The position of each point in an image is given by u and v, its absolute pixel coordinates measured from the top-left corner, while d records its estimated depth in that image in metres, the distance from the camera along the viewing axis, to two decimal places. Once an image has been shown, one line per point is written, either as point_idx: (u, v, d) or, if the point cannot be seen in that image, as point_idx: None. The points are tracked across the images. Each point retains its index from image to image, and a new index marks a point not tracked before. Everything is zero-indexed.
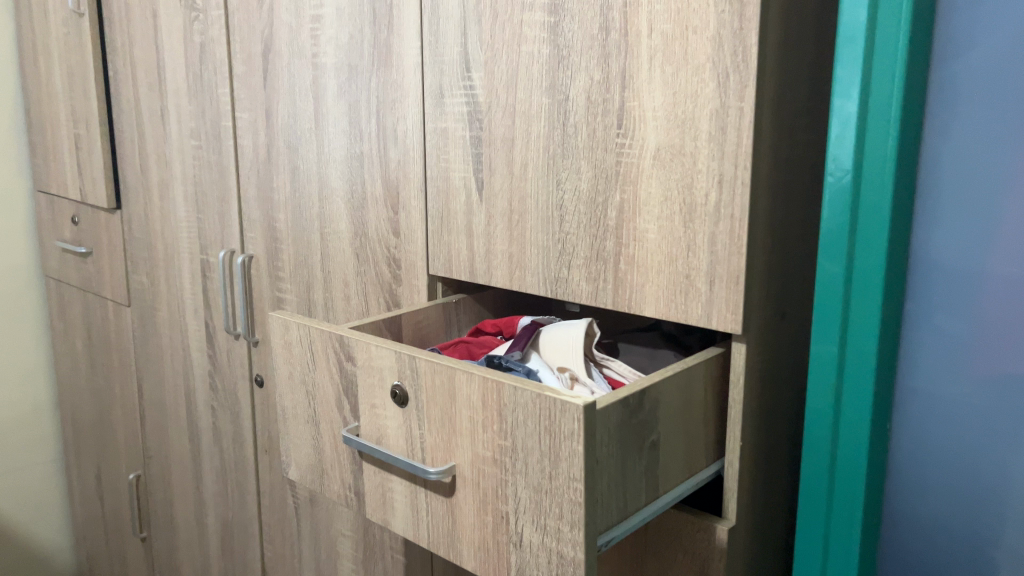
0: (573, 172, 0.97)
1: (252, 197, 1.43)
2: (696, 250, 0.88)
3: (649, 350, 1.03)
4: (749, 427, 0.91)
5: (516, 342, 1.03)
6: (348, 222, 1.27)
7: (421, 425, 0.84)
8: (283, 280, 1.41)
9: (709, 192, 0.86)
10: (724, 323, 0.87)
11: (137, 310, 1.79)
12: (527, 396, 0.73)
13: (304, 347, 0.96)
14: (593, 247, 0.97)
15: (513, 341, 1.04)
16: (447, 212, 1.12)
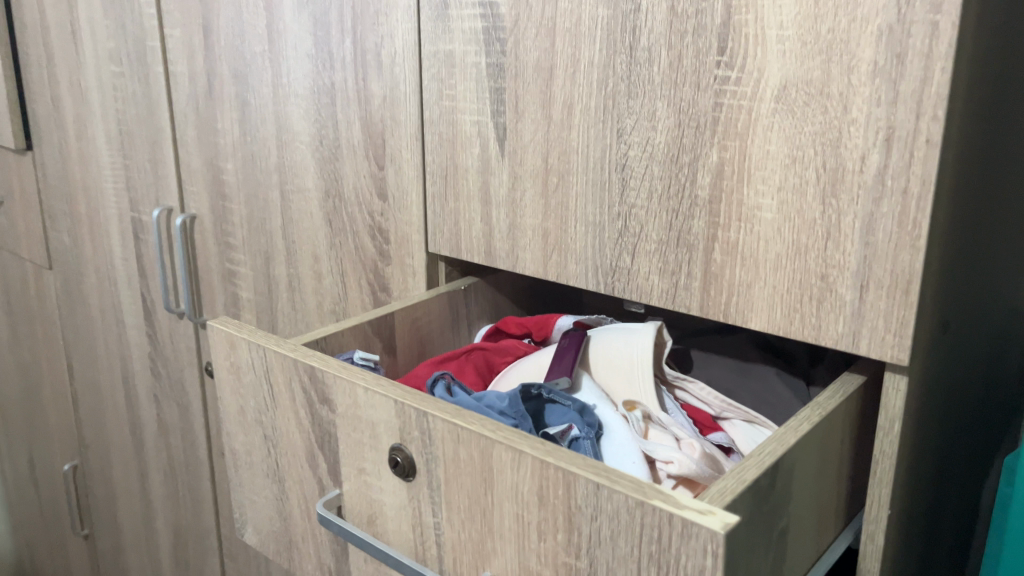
0: (643, 119, 0.67)
1: (190, 141, 1.11)
2: (840, 239, 0.59)
3: (738, 365, 0.76)
4: (899, 487, 0.64)
5: (557, 357, 0.74)
6: (316, 178, 0.96)
7: (438, 512, 0.56)
8: (234, 249, 1.10)
9: (865, 155, 0.57)
10: (879, 349, 0.59)
11: (60, 276, 1.47)
12: (620, 503, 0.45)
13: (259, 375, 0.66)
14: (673, 228, 0.68)
15: (553, 353, 0.76)
16: (453, 169, 0.82)
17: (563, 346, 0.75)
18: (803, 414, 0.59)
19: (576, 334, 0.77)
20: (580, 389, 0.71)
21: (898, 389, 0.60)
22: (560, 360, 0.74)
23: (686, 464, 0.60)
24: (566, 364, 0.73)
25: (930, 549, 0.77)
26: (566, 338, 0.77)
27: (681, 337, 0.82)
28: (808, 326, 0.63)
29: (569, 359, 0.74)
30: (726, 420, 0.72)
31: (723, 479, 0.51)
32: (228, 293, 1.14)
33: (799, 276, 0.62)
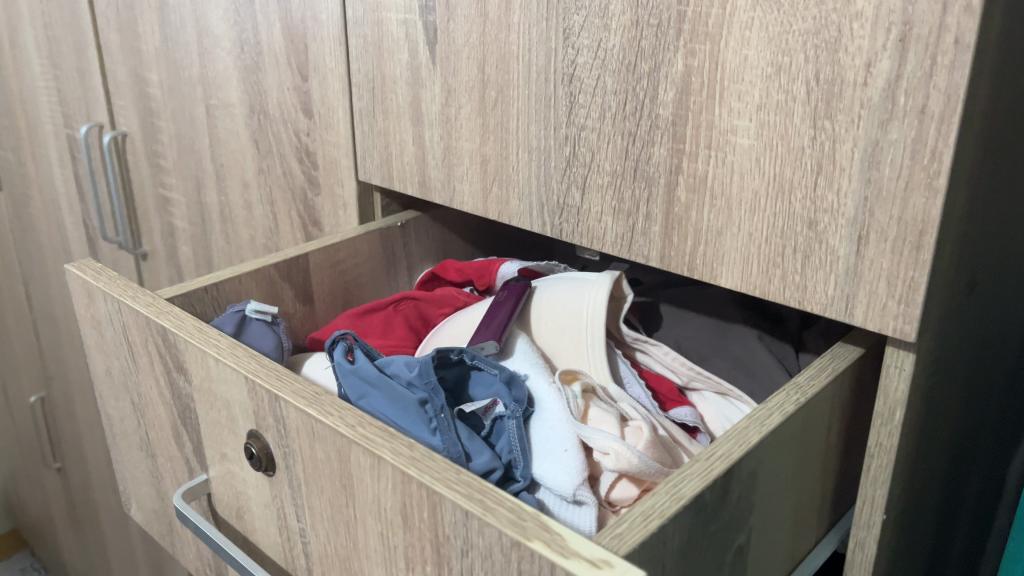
0: (594, 15, 0.52)
1: (114, 48, 0.97)
2: (835, 175, 0.45)
3: (715, 325, 0.63)
4: (899, 485, 0.52)
5: (492, 312, 0.62)
6: (240, 92, 0.82)
7: (301, 517, 0.44)
8: (166, 172, 0.98)
9: (872, 62, 0.42)
10: (880, 320, 0.46)
11: (9, 198, 1.35)
12: (494, 541, 0.33)
13: (117, 333, 0.55)
14: (629, 156, 0.54)
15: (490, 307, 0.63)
16: (381, 81, 0.68)
17: (498, 301, 0.63)
18: (776, 399, 0.46)
19: (517, 288, 0.64)
20: (514, 355, 0.59)
21: (901, 369, 0.47)
22: (491, 318, 0.61)
23: (625, 457, 0.48)
24: (497, 324, 0.60)
25: (938, 546, 0.65)
26: (503, 292, 0.64)
27: (652, 287, 0.69)
28: (791, 285, 0.49)
29: (501, 317, 0.61)
30: (695, 391, 0.60)
31: (653, 495, 0.39)
32: (165, 221, 1.02)
33: (781, 220, 0.48)
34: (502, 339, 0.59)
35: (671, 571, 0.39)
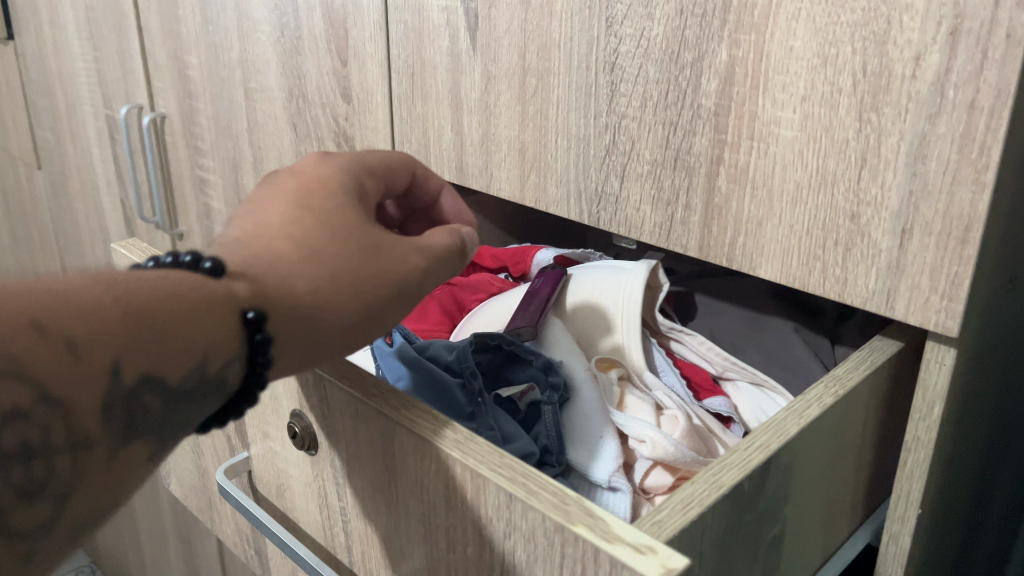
0: (637, 4, 0.52)
1: (154, 31, 0.98)
2: (879, 167, 0.45)
3: (750, 316, 0.63)
4: (935, 480, 0.52)
5: (531, 297, 0.62)
6: (279, 75, 0.83)
7: (342, 496, 0.45)
8: (204, 154, 0.99)
9: (921, 55, 0.42)
10: (921, 314, 0.46)
11: (48, 177, 1.37)
12: (538, 525, 0.34)
13: None
14: (670, 146, 0.54)
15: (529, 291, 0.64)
16: (421, 67, 0.68)
17: (534, 288, 0.63)
18: (815, 391, 0.46)
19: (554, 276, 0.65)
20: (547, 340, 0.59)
21: (942, 364, 0.47)
22: (527, 303, 0.62)
23: (661, 445, 0.49)
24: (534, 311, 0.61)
25: (969, 540, 0.65)
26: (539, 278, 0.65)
27: (687, 278, 0.70)
28: (831, 277, 0.49)
29: (538, 304, 0.61)
30: (729, 381, 0.60)
31: (692, 483, 0.39)
32: (202, 202, 1.04)
33: (823, 213, 0.48)
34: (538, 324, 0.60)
35: (709, 557, 0.39)
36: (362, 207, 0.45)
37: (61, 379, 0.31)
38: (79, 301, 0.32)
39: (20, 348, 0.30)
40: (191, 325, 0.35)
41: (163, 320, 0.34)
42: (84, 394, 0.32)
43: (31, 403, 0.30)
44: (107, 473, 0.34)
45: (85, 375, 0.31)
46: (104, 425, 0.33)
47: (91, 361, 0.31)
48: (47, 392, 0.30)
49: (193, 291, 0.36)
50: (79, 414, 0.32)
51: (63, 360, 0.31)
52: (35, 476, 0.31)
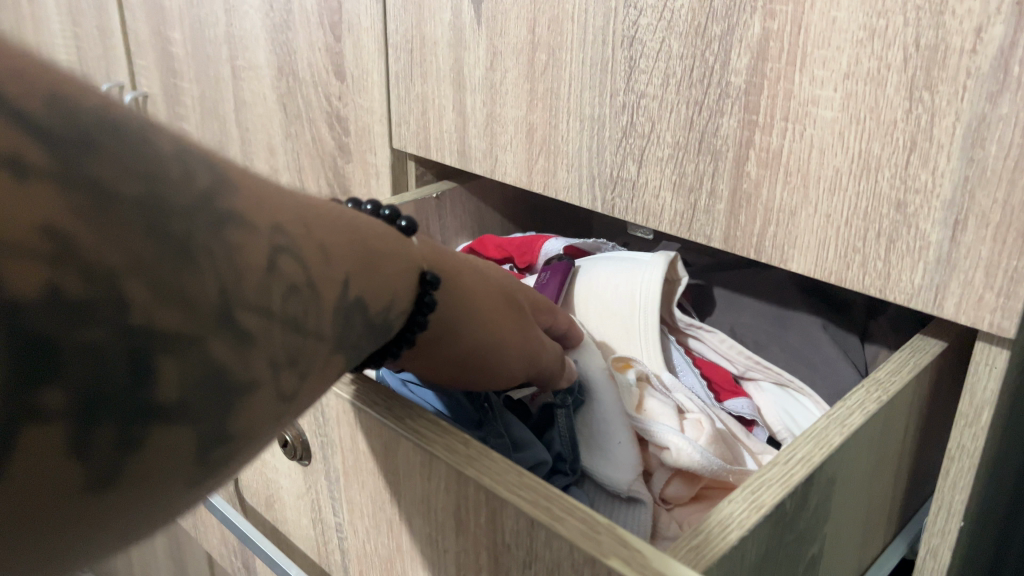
0: None
1: (135, 5, 0.92)
2: (930, 152, 0.41)
3: (774, 311, 0.59)
4: (978, 490, 0.48)
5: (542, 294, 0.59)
6: (268, 52, 0.78)
7: (338, 512, 0.41)
8: (189, 135, 0.94)
9: (983, 27, 0.37)
10: (974, 314, 0.42)
11: None
12: (563, 554, 0.30)
13: None
14: (694, 128, 0.50)
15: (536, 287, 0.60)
16: (421, 42, 0.64)
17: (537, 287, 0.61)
18: (856, 397, 0.42)
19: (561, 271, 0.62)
20: None
21: (992, 367, 0.43)
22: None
23: (686, 453, 0.45)
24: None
25: (1001, 550, 0.61)
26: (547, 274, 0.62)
27: (704, 269, 0.66)
28: (872, 272, 0.45)
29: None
30: (751, 381, 0.57)
31: (730, 501, 0.35)
32: None
33: (864, 202, 0.44)
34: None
35: None
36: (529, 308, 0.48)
37: (318, 267, 0.31)
38: (324, 215, 0.33)
39: (292, 231, 0.30)
40: (393, 263, 0.37)
41: (370, 253, 0.36)
42: (329, 292, 0.32)
43: (297, 280, 0.30)
44: (321, 378, 0.33)
45: (326, 272, 0.32)
46: (334, 321, 0.32)
47: (335, 266, 0.32)
48: (309, 274, 0.30)
49: (395, 241, 0.38)
50: (325, 303, 0.31)
51: (318, 250, 0.31)
52: (295, 350, 0.30)
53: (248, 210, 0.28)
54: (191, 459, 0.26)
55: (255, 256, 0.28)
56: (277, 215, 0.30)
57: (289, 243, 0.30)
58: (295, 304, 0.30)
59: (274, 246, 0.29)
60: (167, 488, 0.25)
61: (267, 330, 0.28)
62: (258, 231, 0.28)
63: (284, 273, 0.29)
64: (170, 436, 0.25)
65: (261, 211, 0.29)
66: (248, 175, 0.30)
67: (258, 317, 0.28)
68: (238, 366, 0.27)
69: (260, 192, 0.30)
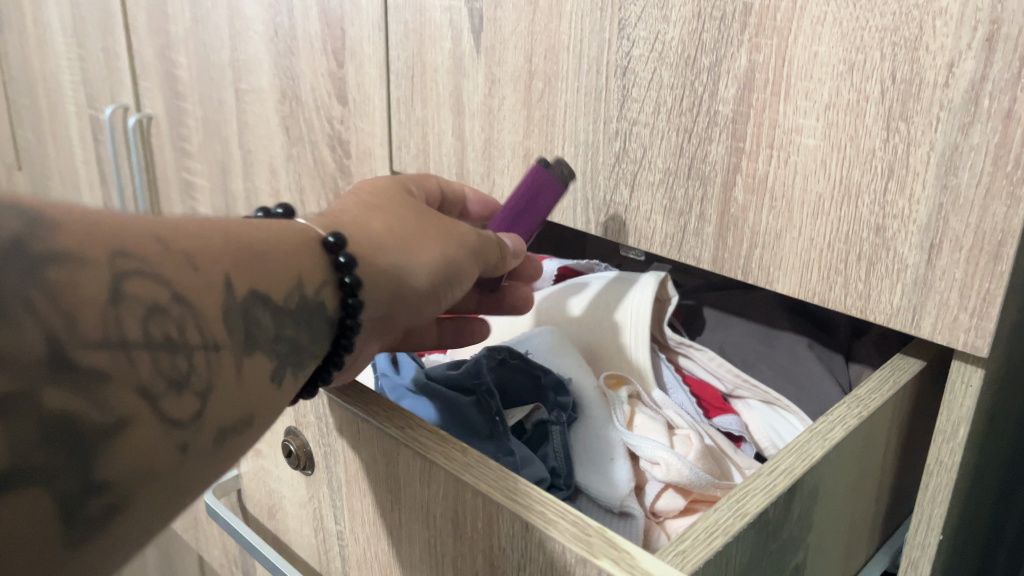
0: (652, 6, 0.50)
1: (142, 28, 0.95)
2: (907, 179, 0.43)
3: (761, 330, 0.62)
4: (956, 505, 0.50)
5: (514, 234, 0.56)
6: (272, 76, 0.80)
7: (340, 520, 0.43)
8: (191, 157, 0.96)
9: (954, 62, 0.40)
10: (950, 333, 0.44)
11: (28, 177, 1.32)
12: (556, 557, 0.31)
13: None
14: (684, 154, 0.52)
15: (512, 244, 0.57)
16: (422, 69, 0.66)
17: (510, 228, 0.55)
18: (838, 412, 0.44)
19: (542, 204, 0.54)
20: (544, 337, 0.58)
21: (969, 385, 0.45)
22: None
23: (675, 468, 0.47)
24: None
25: (982, 566, 0.63)
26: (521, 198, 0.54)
27: (696, 291, 0.68)
28: (853, 293, 0.47)
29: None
30: (740, 399, 0.59)
31: (715, 510, 0.37)
32: (189, 206, 1.01)
33: (846, 226, 0.46)
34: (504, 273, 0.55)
35: None
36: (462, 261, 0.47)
37: (189, 281, 0.32)
38: (185, 231, 0.34)
39: (142, 249, 0.31)
40: (289, 269, 0.38)
41: (252, 252, 0.36)
42: (209, 304, 0.33)
43: (161, 299, 0.30)
44: (240, 386, 0.34)
45: (207, 281, 0.33)
46: (230, 330, 0.33)
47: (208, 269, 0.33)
48: (174, 291, 0.31)
49: (280, 235, 0.39)
50: (206, 313, 0.32)
51: (183, 264, 0.32)
52: (178, 370, 0.30)
53: (80, 245, 0.29)
54: (60, 516, 0.27)
55: (91, 290, 0.28)
56: (131, 241, 0.31)
57: (141, 264, 0.30)
58: (159, 325, 0.30)
59: (116, 271, 0.29)
60: (37, 547, 0.26)
61: (125, 362, 0.29)
62: (95, 265, 0.29)
63: (137, 296, 0.30)
64: (19, 495, 0.25)
65: (99, 241, 0.29)
66: (83, 211, 0.30)
67: (105, 353, 0.28)
68: (90, 410, 0.27)
69: (91, 222, 0.30)
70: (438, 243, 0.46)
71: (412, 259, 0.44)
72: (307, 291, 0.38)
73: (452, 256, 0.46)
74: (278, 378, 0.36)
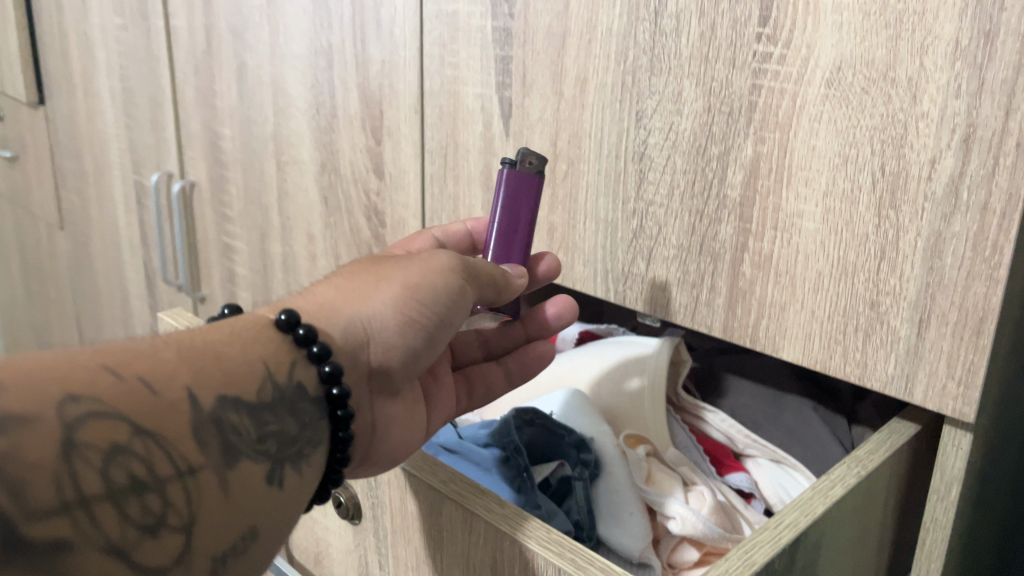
0: (666, 100, 0.56)
1: (190, 102, 1.01)
2: (897, 261, 0.48)
3: (767, 392, 0.66)
4: (953, 559, 0.53)
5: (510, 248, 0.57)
6: (312, 150, 0.86)
7: (385, 564, 0.48)
8: (231, 221, 1.03)
9: (936, 159, 0.45)
10: (939, 399, 0.48)
11: (69, 237, 1.39)
12: None
13: None
14: (696, 232, 0.57)
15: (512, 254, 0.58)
16: (454, 149, 0.72)
17: (513, 228, 0.57)
18: (838, 472, 0.48)
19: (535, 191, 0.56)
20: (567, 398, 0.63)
21: (959, 448, 0.49)
22: (508, 249, 0.57)
23: (691, 521, 0.51)
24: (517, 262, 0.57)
25: None
26: (510, 195, 0.56)
27: (706, 354, 0.73)
28: (851, 361, 0.52)
29: (520, 247, 0.57)
30: (752, 458, 0.63)
31: (725, 560, 0.41)
32: (227, 267, 1.06)
33: (844, 301, 0.51)
34: (520, 269, 0.56)
35: None
36: (443, 287, 0.48)
37: (149, 408, 0.35)
38: (130, 361, 0.36)
39: (88, 393, 0.33)
40: (246, 371, 0.41)
41: (205, 366, 0.39)
42: (174, 430, 0.35)
43: (123, 439, 0.33)
44: (216, 505, 0.36)
45: (164, 405, 0.35)
46: (197, 451, 0.36)
47: (160, 396, 0.36)
48: (137, 425, 0.34)
49: (240, 340, 0.43)
50: (166, 446, 0.35)
51: (142, 392, 0.35)
52: (147, 513, 0.33)
53: (29, 406, 0.31)
54: None
55: (44, 452, 0.30)
56: (84, 383, 0.34)
57: (96, 405, 0.33)
58: (118, 471, 0.32)
59: (69, 421, 0.32)
60: None
61: (85, 525, 0.31)
62: (46, 421, 0.31)
63: (93, 447, 0.32)
64: None
65: (47, 393, 0.32)
66: (29, 366, 0.33)
67: (62, 522, 0.30)
68: None
69: (29, 381, 0.32)
70: (398, 278, 0.48)
71: (371, 301, 0.47)
72: (276, 382, 0.42)
73: (413, 285, 0.47)
74: (273, 480, 0.40)
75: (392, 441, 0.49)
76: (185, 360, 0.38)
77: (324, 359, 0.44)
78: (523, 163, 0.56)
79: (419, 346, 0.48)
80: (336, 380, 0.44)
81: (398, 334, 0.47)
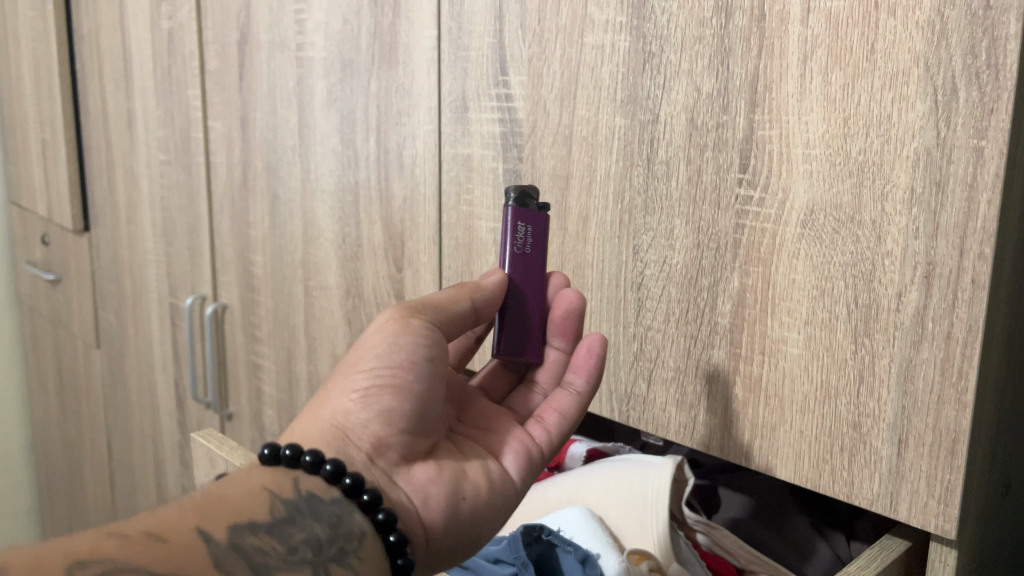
0: (660, 237, 0.61)
1: (226, 231, 1.09)
2: (874, 384, 0.52)
3: (769, 510, 0.71)
4: None
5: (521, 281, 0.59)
6: (338, 276, 0.92)
7: None
8: (260, 341, 1.08)
9: (902, 293, 0.49)
10: (921, 516, 0.51)
11: (105, 356, 1.45)
12: None
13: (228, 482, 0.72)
14: (691, 355, 0.61)
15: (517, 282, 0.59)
16: (468, 276, 0.78)
17: (527, 252, 0.59)
18: None
19: (543, 223, 0.59)
20: (574, 513, 0.66)
21: (946, 564, 0.52)
22: (525, 271, 0.59)
23: None
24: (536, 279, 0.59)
25: None
26: (521, 228, 0.58)
27: (710, 471, 0.78)
28: (839, 479, 0.55)
29: (539, 267, 0.59)
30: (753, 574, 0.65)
31: None
32: (255, 386, 1.11)
33: (830, 422, 0.54)
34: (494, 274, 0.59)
35: None
36: (385, 339, 0.52)
37: (160, 555, 0.40)
38: (135, 522, 0.42)
39: (100, 555, 0.38)
40: (244, 504, 0.46)
41: (206, 511, 0.44)
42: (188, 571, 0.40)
43: None
44: None
45: (176, 550, 0.41)
46: None
47: (171, 544, 0.41)
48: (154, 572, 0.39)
49: (236, 483, 0.48)
50: None
51: (151, 541, 0.40)
52: None
53: None
54: None
55: None
56: (91, 551, 0.39)
57: (106, 564, 0.38)
58: None
59: None
60: None
61: None
62: None
63: None
64: None
65: (56, 566, 0.37)
66: (35, 549, 0.38)
67: None
68: None
69: (40, 558, 0.37)
70: (347, 364, 0.54)
71: (335, 394, 0.53)
72: (282, 498, 0.48)
73: (356, 360, 0.53)
74: None
75: (444, 516, 0.53)
76: (184, 512, 0.44)
77: (321, 463, 0.49)
78: (529, 201, 0.58)
79: (389, 406, 0.52)
80: (341, 473, 0.49)
81: (363, 406, 0.52)
